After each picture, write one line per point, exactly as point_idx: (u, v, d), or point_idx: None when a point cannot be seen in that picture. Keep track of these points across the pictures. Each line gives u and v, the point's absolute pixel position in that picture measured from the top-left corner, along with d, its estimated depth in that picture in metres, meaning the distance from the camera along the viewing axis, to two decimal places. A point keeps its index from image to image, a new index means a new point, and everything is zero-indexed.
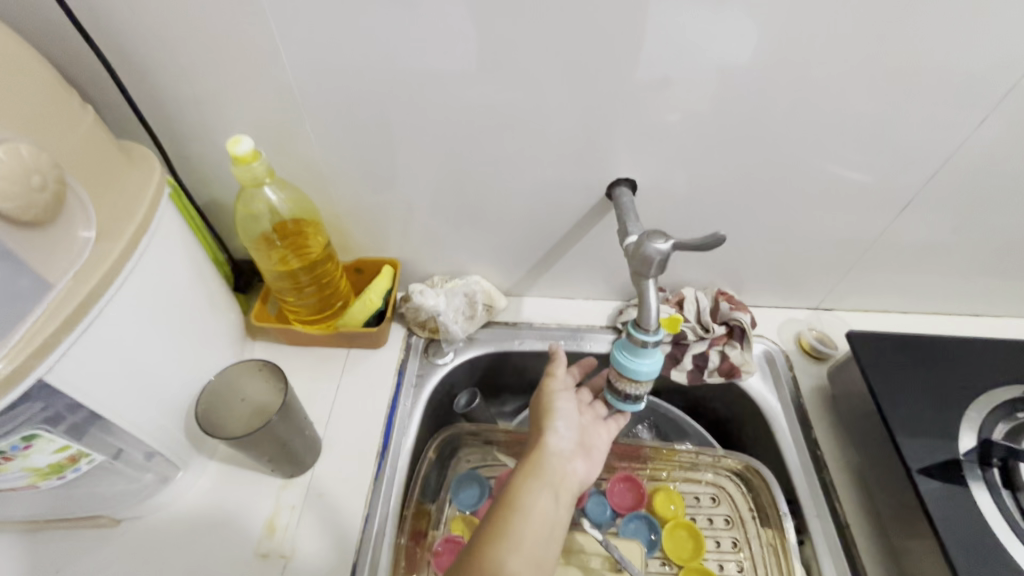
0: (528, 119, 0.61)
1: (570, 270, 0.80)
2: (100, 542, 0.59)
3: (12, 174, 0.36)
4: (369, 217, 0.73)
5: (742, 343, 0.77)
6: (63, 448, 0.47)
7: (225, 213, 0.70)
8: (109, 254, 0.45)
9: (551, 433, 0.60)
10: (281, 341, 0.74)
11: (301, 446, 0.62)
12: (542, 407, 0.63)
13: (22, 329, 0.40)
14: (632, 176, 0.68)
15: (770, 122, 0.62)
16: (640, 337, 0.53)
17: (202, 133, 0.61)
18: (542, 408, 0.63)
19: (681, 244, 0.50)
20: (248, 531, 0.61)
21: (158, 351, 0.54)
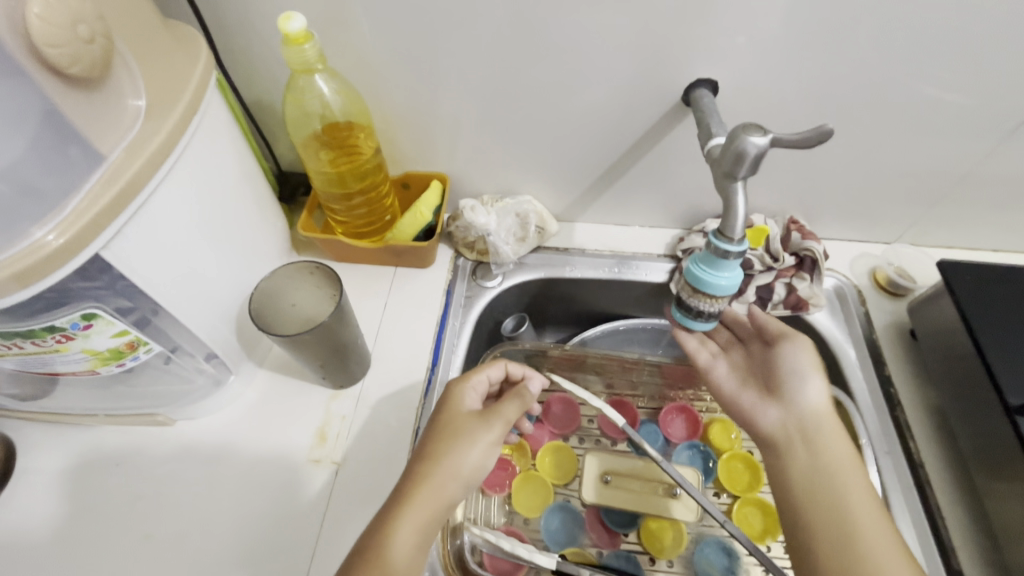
0: (602, 9, 0.55)
1: (628, 193, 0.74)
2: (156, 440, 0.60)
3: (58, 18, 0.33)
4: (418, 125, 0.68)
5: (812, 276, 0.71)
6: (122, 334, 0.44)
7: (271, 114, 0.66)
8: (161, 127, 0.42)
9: (460, 485, 0.47)
10: (327, 256, 0.72)
11: (353, 356, 0.60)
12: (465, 437, 0.50)
13: (77, 200, 0.38)
14: (713, 77, 0.60)
15: (885, 15, 0.53)
16: (724, 249, 0.48)
17: (247, 17, 0.56)
18: (456, 432, 0.50)
19: (782, 140, 0.44)
20: (300, 438, 0.60)
21: (211, 247, 0.52)
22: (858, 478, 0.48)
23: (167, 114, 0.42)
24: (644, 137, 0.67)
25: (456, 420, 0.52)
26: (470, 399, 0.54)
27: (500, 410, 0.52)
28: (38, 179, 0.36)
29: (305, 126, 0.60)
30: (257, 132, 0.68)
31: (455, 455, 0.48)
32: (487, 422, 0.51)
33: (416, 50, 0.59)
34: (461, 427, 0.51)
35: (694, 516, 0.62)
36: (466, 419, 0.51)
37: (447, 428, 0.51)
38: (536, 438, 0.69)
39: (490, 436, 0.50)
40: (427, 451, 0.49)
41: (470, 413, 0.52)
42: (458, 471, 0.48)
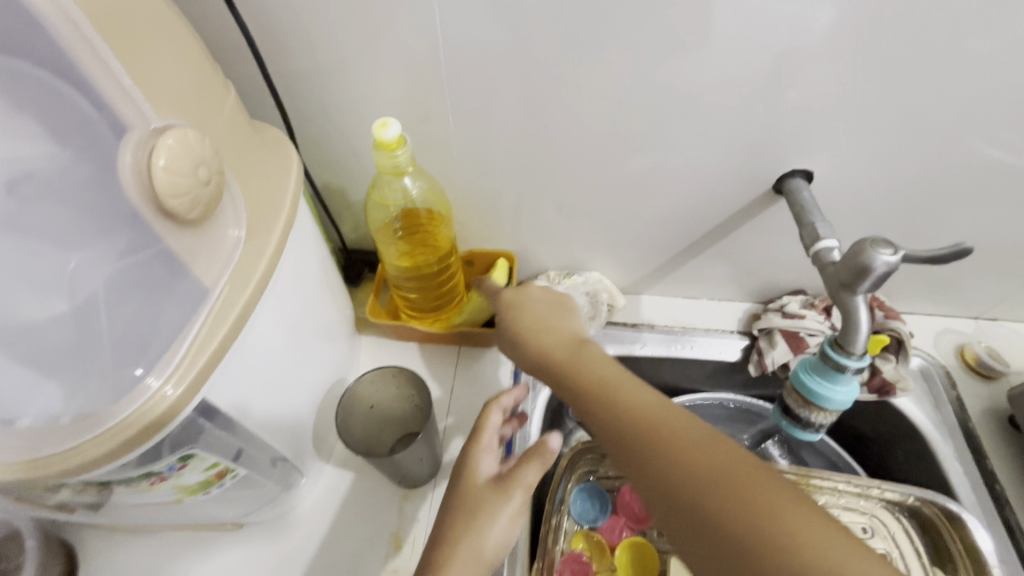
0: (692, 101, 0.53)
1: (700, 269, 0.72)
2: (224, 550, 0.57)
3: (179, 167, 0.32)
4: (491, 207, 0.66)
5: (897, 357, 0.67)
6: (213, 466, 0.43)
7: (342, 198, 0.64)
8: (262, 254, 0.39)
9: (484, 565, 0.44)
10: (390, 336, 0.70)
11: (432, 459, 0.58)
12: (485, 515, 0.45)
13: (187, 343, 0.35)
14: (803, 161, 0.58)
15: (991, 102, 0.51)
16: (842, 364, 0.45)
17: (330, 109, 0.55)
18: (475, 507, 0.46)
19: (913, 257, 0.41)
20: (373, 544, 0.57)
21: (296, 356, 0.50)
22: (573, 329, 0.55)
23: (268, 233, 0.40)
24: (724, 218, 0.65)
25: (474, 492, 0.47)
26: (488, 462, 0.49)
27: (519, 474, 0.47)
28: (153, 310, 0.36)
29: (383, 218, 0.59)
30: (325, 215, 0.66)
31: (476, 534, 0.44)
32: (504, 493, 0.46)
33: (496, 136, 0.58)
34: (478, 500, 0.46)
35: None
36: (482, 491, 0.46)
37: (466, 504, 0.46)
38: (612, 533, 0.65)
39: (513, 505, 0.46)
40: (448, 532, 0.45)
41: (485, 481, 0.47)
42: (486, 550, 0.44)
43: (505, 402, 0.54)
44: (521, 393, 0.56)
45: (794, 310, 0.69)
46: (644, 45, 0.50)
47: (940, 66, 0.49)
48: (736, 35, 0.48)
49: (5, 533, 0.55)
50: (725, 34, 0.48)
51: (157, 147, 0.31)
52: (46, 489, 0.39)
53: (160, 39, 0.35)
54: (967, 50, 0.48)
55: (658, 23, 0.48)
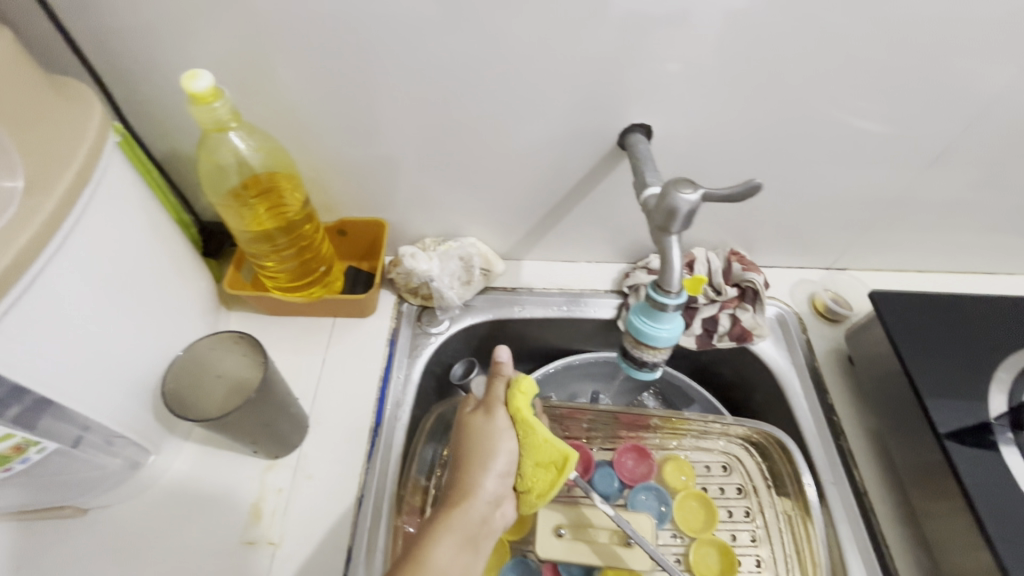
0: (525, 60, 0.54)
1: (571, 231, 0.74)
2: (67, 536, 0.54)
3: None
4: (352, 174, 0.65)
5: (754, 306, 0.72)
6: (5, 438, 0.40)
7: (187, 167, 0.61)
8: (39, 211, 0.38)
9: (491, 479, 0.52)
10: (259, 312, 0.68)
11: (287, 425, 0.57)
12: (485, 438, 0.53)
13: None
14: (645, 120, 0.60)
15: (807, 53, 0.54)
16: (662, 302, 0.48)
17: (150, 71, 0.52)
18: (481, 441, 0.53)
19: (710, 195, 0.44)
20: (232, 517, 0.56)
21: (115, 329, 0.47)
22: None
23: (50, 188, 0.39)
24: (583, 178, 0.67)
25: (472, 426, 0.55)
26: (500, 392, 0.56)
27: (496, 399, 0.56)
28: None
29: (223, 182, 0.57)
30: (173, 188, 0.63)
31: (473, 450, 0.53)
32: (491, 413, 0.55)
33: (338, 98, 0.57)
34: (477, 431, 0.54)
35: (650, 565, 0.59)
36: (473, 420, 0.55)
37: (470, 441, 0.54)
38: None
39: (496, 421, 0.54)
40: (462, 467, 0.53)
41: (474, 412, 0.56)
42: (487, 460, 0.52)
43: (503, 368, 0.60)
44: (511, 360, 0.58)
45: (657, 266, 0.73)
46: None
47: (756, 17, 0.51)
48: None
49: None
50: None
51: None
52: None
53: None
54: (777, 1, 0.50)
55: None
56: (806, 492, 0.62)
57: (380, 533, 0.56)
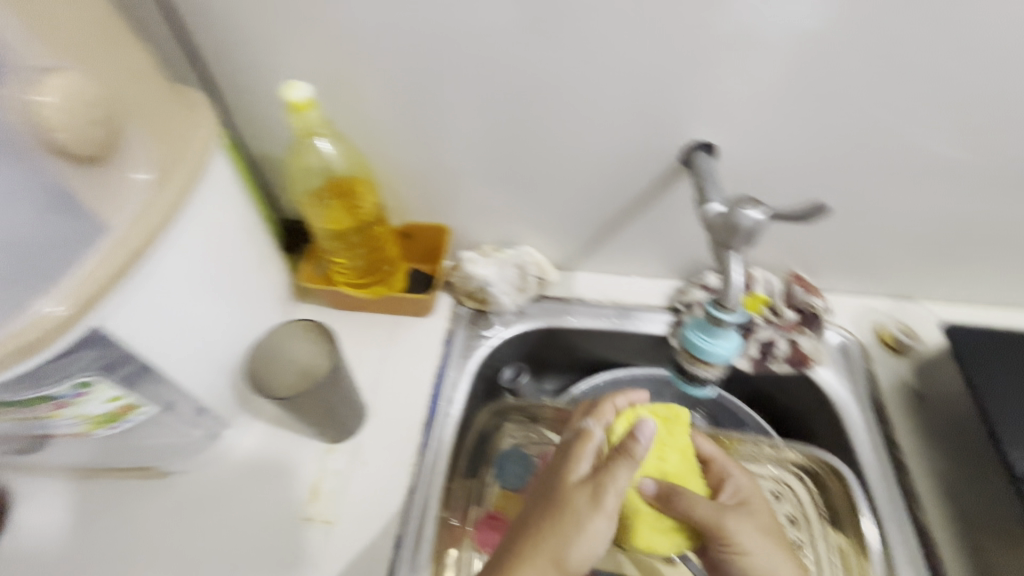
0: (595, 77, 0.56)
1: (627, 245, 0.74)
2: (150, 494, 0.60)
3: (69, 109, 0.35)
4: (422, 181, 0.68)
5: (813, 331, 0.71)
6: (116, 399, 0.45)
7: (275, 168, 0.67)
8: (159, 201, 0.42)
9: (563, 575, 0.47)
10: (326, 304, 0.73)
11: (348, 412, 0.60)
12: (579, 519, 0.48)
13: (76, 275, 0.38)
14: (710, 138, 0.61)
15: (890, 72, 0.53)
16: (719, 317, 0.48)
17: (254, 81, 0.58)
18: (570, 515, 0.48)
19: (775, 213, 0.44)
20: (293, 493, 0.60)
21: (210, 312, 0.52)
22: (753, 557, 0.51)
23: (171, 183, 0.43)
24: (643, 193, 0.67)
25: (565, 492, 0.49)
26: (586, 467, 0.51)
27: (615, 484, 0.48)
28: (42, 256, 0.37)
29: (308, 182, 0.62)
30: (261, 186, 0.69)
31: (558, 540, 0.47)
32: (598, 503, 0.48)
33: (417, 110, 0.60)
34: (573, 506, 0.48)
35: None
36: (574, 492, 0.49)
37: (559, 507, 0.49)
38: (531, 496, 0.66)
39: (601, 512, 0.48)
40: (534, 533, 0.48)
41: (579, 486, 0.49)
42: (566, 560, 0.47)
43: (620, 404, 0.58)
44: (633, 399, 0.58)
45: (713, 285, 0.73)
46: (546, 20, 0.52)
47: (837, 36, 0.51)
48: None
49: None
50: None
51: (44, 85, 0.34)
52: None
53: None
54: (860, 19, 0.49)
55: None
56: (861, 526, 0.60)
57: (429, 526, 0.59)
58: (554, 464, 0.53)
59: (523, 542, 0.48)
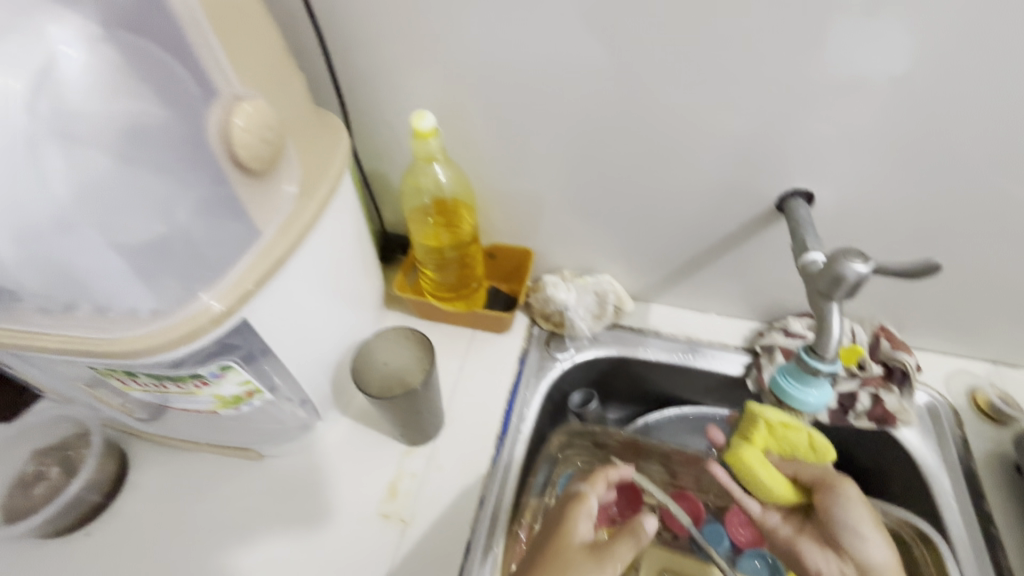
0: (700, 121, 0.58)
1: (708, 283, 0.75)
2: (245, 473, 0.65)
3: (251, 129, 0.40)
4: (516, 206, 0.72)
5: (902, 388, 0.68)
6: (246, 382, 0.50)
7: (383, 183, 0.73)
8: (303, 211, 0.47)
9: None
10: (412, 313, 0.77)
11: (430, 418, 0.64)
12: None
13: (236, 271, 0.43)
14: (808, 186, 0.61)
15: (1011, 136, 0.52)
16: (814, 366, 0.48)
17: (380, 107, 0.64)
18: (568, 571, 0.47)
19: (883, 268, 0.45)
20: (374, 489, 0.64)
21: (323, 312, 0.57)
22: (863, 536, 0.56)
23: (314, 195, 0.48)
24: (731, 234, 0.68)
25: (565, 549, 0.49)
26: (585, 529, 0.51)
27: (615, 551, 0.48)
28: (212, 251, 0.43)
29: (416, 201, 0.68)
30: (368, 199, 0.75)
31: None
32: (600, 564, 0.48)
33: (523, 142, 0.64)
34: (574, 562, 0.48)
35: None
36: (574, 552, 0.48)
37: (556, 562, 0.48)
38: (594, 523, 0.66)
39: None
40: None
41: (580, 547, 0.49)
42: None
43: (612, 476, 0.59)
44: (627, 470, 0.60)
45: (796, 330, 0.72)
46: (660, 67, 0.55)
47: (957, 97, 0.51)
48: (755, 52, 0.52)
49: (74, 432, 0.64)
50: (743, 51, 0.52)
51: (237, 110, 0.40)
52: (118, 377, 0.48)
53: (252, 22, 0.43)
54: (983, 83, 0.49)
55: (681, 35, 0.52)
56: None
57: (496, 539, 0.61)
58: (549, 520, 0.53)
59: None
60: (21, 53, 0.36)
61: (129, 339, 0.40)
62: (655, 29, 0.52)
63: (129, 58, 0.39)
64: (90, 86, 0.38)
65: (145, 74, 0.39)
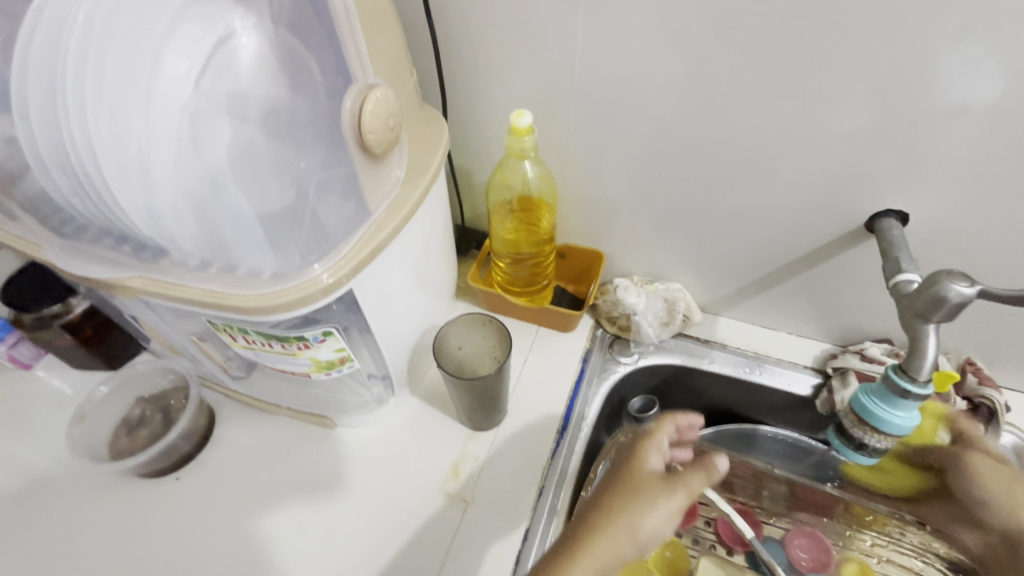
0: (794, 138, 0.58)
1: (782, 300, 0.74)
2: (319, 439, 0.69)
3: (379, 117, 0.44)
4: (593, 209, 0.74)
5: (988, 427, 0.64)
6: (341, 350, 0.53)
7: (468, 178, 0.76)
8: (410, 195, 0.51)
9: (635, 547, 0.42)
10: (481, 305, 0.80)
11: (496, 406, 0.66)
12: (647, 499, 0.44)
13: (350, 246, 0.47)
14: (904, 208, 0.60)
15: None
16: (904, 387, 0.47)
17: (475, 104, 0.67)
18: (636, 495, 0.44)
19: (990, 291, 0.44)
20: (438, 468, 0.66)
21: (409, 292, 0.61)
22: None
23: (419, 181, 0.52)
24: (815, 251, 0.67)
25: (638, 473, 0.46)
26: (655, 459, 0.48)
27: (687, 478, 0.46)
28: (332, 226, 0.48)
29: (501, 196, 0.72)
30: (452, 192, 0.79)
31: (633, 512, 0.43)
32: (671, 490, 0.45)
33: (610, 147, 0.66)
34: (643, 484, 0.45)
35: None
36: (645, 478, 0.46)
37: (629, 484, 0.46)
38: None
39: (671, 503, 0.44)
40: (603, 502, 0.45)
41: (653, 475, 0.46)
42: (637, 531, 0.43)
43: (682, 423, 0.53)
44: (698, 420, 0.53)
45: (873, 354, 0.69)
46: (761, 84, 0.54)
47: None
48: (859, 72, 0.51)
49: (170, 386, 0.70)
50: (846, 71, 0.51)
51: (368, 96, 0.43)
52: (229, 333, 0.52)
53: (380, 18, 0.46)
54: None
55: (782, 55, 0.52)
56: None
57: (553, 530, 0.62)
58: (620, 457, 0.49)
59: (586, 513, 0.45)
60: (202, 40, 0.42)
61: (254, 298, 0.43)
62: (759, 43, 0.52)
63: (277, 50, 0.45)
64: (253, 71, 0.44)
65: (292, 68, 0.45)
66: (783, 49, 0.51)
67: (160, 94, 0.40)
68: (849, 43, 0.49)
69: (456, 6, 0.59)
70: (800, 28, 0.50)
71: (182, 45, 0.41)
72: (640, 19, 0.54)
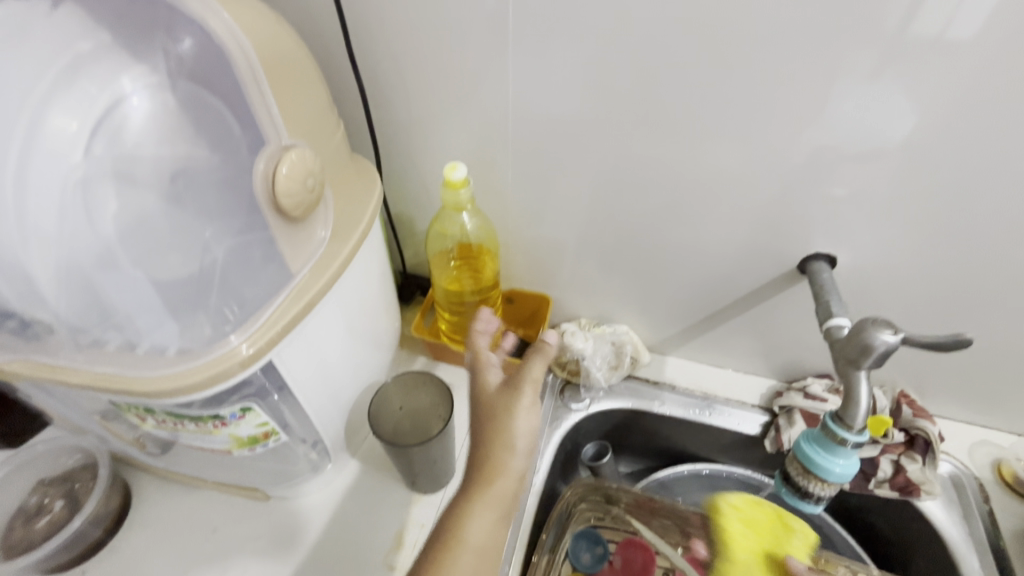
0: (724, 184, 0.59)
1: (727, 338, 0.75)
2: (250, 514, 0.63)
3: (296, 177, 0.42)
4: (536, 254, 0.73)
5: (924, 458, 0.66)
6: (263, 424, 0.49)
7: (409, 225, 0.75)
8: (338, 254, 0.48)
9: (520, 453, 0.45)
10: (428, 355, 0.77)
11: (442, 467, 0.63)
12: (506, 410, 0.45)
13: (266, 314, 0.43)
14: (832, 251, 0.62)
15: None
16: (842, 435, 0.47)
17: (412, 153, 0.66)
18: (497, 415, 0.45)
19: (912, 338, 0.45)
20: (382, 537, 0.62)
21: (342, 353, 0.57)
22: None
23: (347, 239, 0.49)
24: (754, 292, 0.69)
25: (485, 397, 0.47)
26: (493, 374, 0.49)
27: (524, 372, 0.47)
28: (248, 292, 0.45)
29: (442, 245, 0.70)
30: (392, 239, 0.77)
31: (501, 428, 0.45)
32: (516, 391, 0.46)
33: (550, 193, 0.65)
34: (493, 399, 0.46)
35: None
36: (493, 393, 0.47)
37: (484, 406, 0.47)
38: None
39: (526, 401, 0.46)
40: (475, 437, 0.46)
41: (493, 390, 0.47)
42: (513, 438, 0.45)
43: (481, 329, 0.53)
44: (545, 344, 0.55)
45: (816, 392, 0.71)
46: (688, 132, 0.56)
47: (984, 174, 0.51)
48: (780, 121, 0.53)
49: (80, 464, 0.63)
50: (768, 121, 0.53)
51: (282, 159, 0.41)
52: (137, 413, 0.47)
53: (297, 75, 0.44)
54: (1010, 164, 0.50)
55: (710, 107, 0.53)
56: None
57: None
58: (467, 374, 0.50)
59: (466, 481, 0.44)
60: (95, 98, 0.41)
61: (146, 381, 0.39)
62: (682, 94, 0.53)
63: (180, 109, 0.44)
64: (145, 130, 0.43)
65: (199, 126, 0.44)
66: (710, 101, 0.53)
67: (39, 166, 0.39)
68: (771, 94, 0.51)
69: (389, 58, 0.58)
70: (725, 81, 0.51)
71: (72, 103, 0.40)
72: (569, 70, 0.54)
